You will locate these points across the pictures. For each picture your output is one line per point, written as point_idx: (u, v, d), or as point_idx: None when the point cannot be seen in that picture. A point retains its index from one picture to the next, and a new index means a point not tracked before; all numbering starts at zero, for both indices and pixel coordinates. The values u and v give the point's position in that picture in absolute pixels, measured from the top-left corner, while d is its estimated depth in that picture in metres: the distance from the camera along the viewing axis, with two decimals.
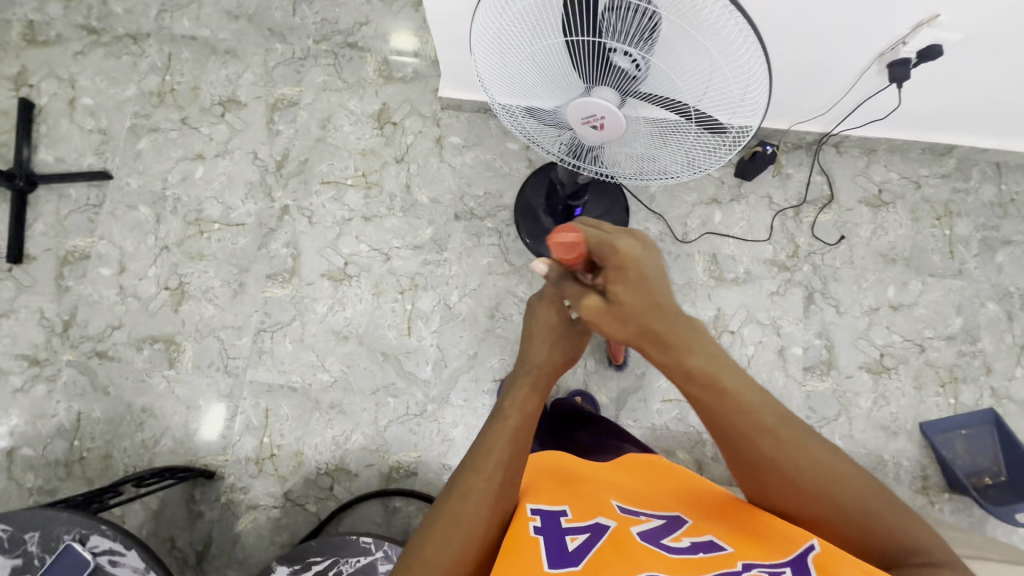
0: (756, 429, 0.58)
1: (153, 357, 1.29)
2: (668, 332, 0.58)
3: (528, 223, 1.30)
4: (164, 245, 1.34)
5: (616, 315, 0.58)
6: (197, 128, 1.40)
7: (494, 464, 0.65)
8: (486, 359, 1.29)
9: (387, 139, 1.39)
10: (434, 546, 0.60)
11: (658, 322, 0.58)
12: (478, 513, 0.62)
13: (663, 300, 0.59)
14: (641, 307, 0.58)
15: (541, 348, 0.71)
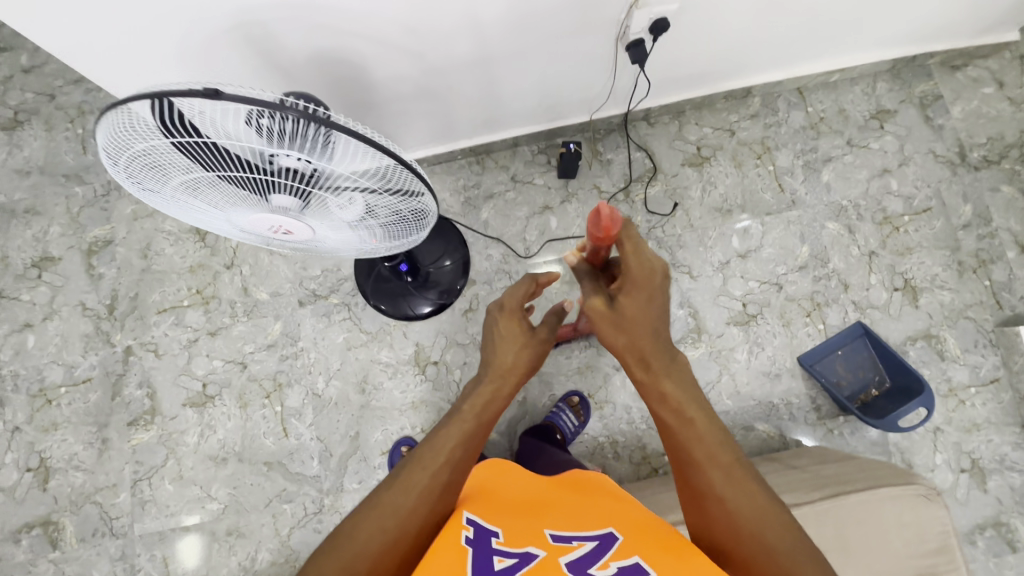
0: (703, 443, 0.60)
1: (33, 545, 1.24)
2: (651, 352, 0.68)
3: (371, 279, 1.28)
4: (15, 427, 1.29)
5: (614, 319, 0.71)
6: (18, 297, 1.35)
7: (438, 465, 0.69)
8: (369, 435, 1.26)
9: (212, 248, 1.36)
10: (368, 529, 0.62)
11: (642, 330, 0.69)
12: (415, 499, 0.66)
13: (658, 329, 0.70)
14: (627, 314, 0.70)
15: (509, 354, 0.86)
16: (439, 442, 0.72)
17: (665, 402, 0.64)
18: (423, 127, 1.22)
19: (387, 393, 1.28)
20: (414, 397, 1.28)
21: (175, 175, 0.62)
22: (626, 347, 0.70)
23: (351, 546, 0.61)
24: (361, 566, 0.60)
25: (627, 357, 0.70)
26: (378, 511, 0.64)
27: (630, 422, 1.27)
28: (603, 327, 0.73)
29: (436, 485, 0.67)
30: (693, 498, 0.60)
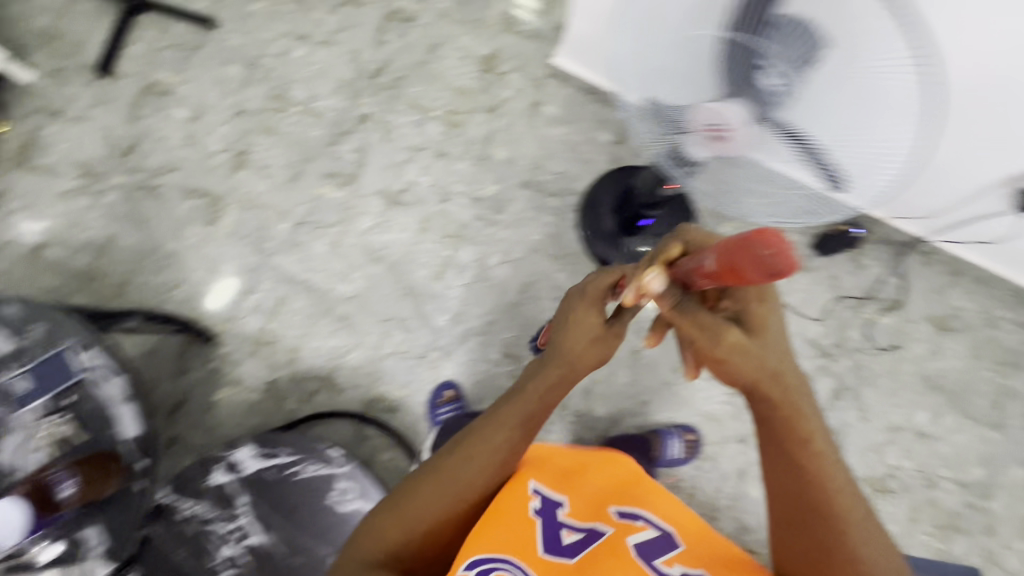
0: (844, 494, 0.57)
1: (195, 209, 1.31)
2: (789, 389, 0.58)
3: (592, 213, 1.26)
4: (241, 110, 1.35)
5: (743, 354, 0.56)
6: (312, 10, 1.39)
7: (494, 447, 0.64)
8: (501, 331, 1.27)
9: (486, 85, 1.36)
10: (422, 503, 0.63)
11: (788, 362, 0.58)
12: (465, 484, 0.64)
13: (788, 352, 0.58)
14: (770, 336, 0.57)
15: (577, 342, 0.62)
16: (478, 439, 0.64)
17: (806, 440, 0.58)
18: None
19: (539, 309, 1.28)
20: None
21: (670, 39, 0.70)
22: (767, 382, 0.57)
23: (404, 514, 0.63)
24: (416, 532, 0.63)
25: (772, 395, 0.57)
26: (430, 491, 0.63)
27: (716, 490, 1.23)
28: (743, 363, 0.56)
29: (486, 472, 0.64)
30: (817, 552, 0.58)
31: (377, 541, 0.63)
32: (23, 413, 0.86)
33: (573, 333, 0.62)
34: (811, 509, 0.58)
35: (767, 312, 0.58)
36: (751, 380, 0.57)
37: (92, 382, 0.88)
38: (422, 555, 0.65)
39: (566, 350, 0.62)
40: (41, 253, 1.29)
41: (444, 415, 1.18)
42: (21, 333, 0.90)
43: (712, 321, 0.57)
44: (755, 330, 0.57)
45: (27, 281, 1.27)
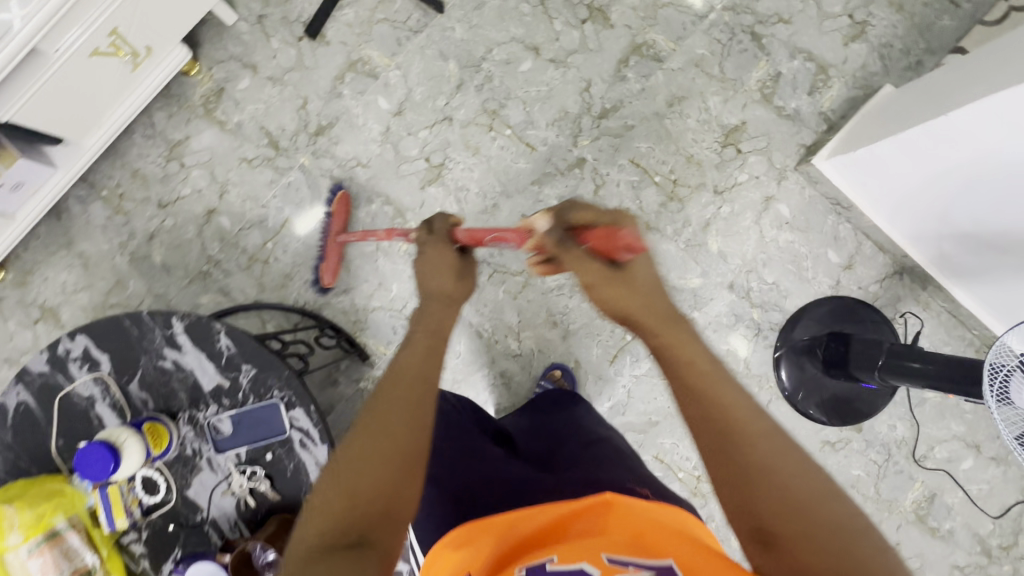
0: (740, 407, 0.52)
1: (376, 216, 1.21)
2: (660, 309, 0.61)
3: (785, 337, 1.18)
4: (448, 117, 1.21)
5: (625, 287, 0.60)
6: (552, 18, 1.21)
7: (408, 387, 0.61)
8: (661, 435, 1.20)
9: (720, 161, 1.20)
10: (365, 460, 0.54)
11: (652, 300, 0.61)
12: (392, 425, 0.57)
13: (655, 288, 0.62)
14: (636, 282, 0.61)
15: (439, 278, 0.73)
16: (392, 385, 0.61)
17: (674, 350, 0.57)
18: (992, 296, 1.05)
19: None
20: None
21: None
22: (637, 313, 0.60)
23: (345, 485, 0.53)
24: (366, 485, 0.53)
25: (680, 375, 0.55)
26: (359, 445, 0.56)
27: None
28: (613, 294, 0.61)
29: (407, 405, 0.59)
30: (762, 502, 0.46)
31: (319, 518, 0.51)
32: (222, 456, 0.83)
33: (427, 276, 0.73)
34: (721, 433, 0.51)
35: (633, 261, 0.62)
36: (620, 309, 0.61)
37: (296, 443, 0.82)
38: (385, 520, 0.52)
39: (428, 290, 0.73)
40: (211, 218, 1.22)
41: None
42: (227, 369, 0.82)
43: (592, 255, 0.62)
44: (620, 267, 0.61)
45: (195, 244, 1.22)
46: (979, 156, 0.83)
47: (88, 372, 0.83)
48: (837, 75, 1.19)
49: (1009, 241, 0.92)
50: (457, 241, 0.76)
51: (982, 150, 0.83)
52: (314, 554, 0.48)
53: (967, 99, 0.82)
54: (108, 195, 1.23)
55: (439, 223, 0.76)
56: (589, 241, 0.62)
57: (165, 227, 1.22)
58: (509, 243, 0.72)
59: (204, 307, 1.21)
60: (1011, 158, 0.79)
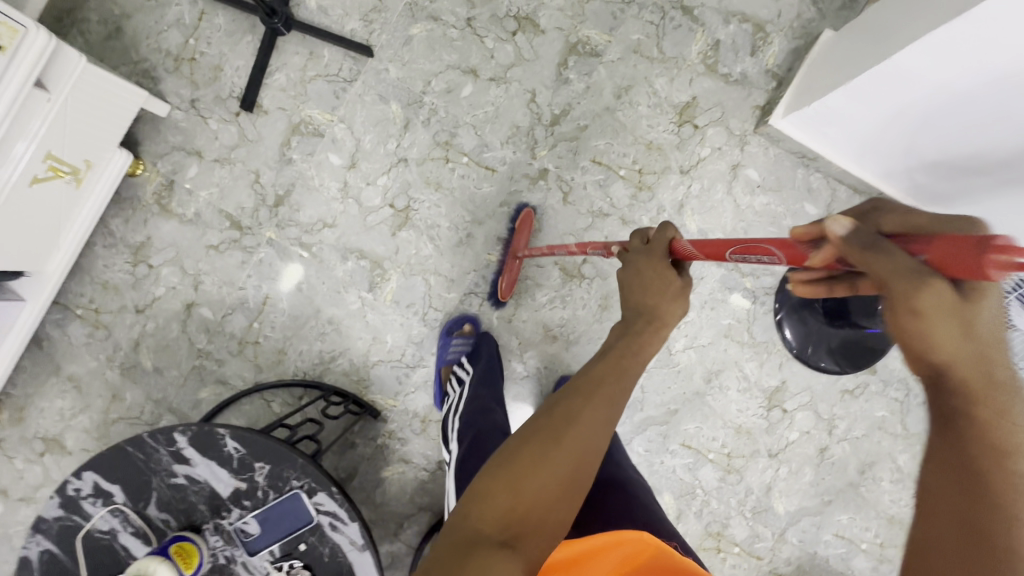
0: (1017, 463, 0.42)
1: (354, 272, 1.20)
2: (991, 361, 0.43)
3: (782, 294, 1.17)
4: (403, 158, 1.19)
5: (962, 322, 0.42)
6: (482, 36, 1.19)
7: (595, 408, 0.58)
8: (683, 422, 1.20)
9: (680, 141, 1.19)
10: (533, 467, 0.54)
11: (987, 343, 0.43)
12: (576, 438, 0.56)
13: (996, 344, 0.44)
14: (982, 326, 0.43)
15: (641, 289, 0.65)
16: (573, 399, 0.59)
17: (973, 416, 0.43)
18: None
19: (724, 400, 1.20)
20: (743, 421, 1.20)
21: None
22: (947, 364, 0.44)
23: (509, 482, 0.54)
24: (528, 492, 0.53)
25: (970, 386, 0.43)
26: (542, 442, 0.56)
27: None
28: (938, 328, 0.42)
29: (595, 432, 0.57)
30: (980, 556, 0.40)
31: (481, 514, 0.52)
32: (257, 557, 0.82)
33: (637, 286, 0.65)
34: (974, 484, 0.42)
35: (988, 297, 0.42)
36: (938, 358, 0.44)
37: (327, 527, 0.81)
38: (535, 539, 0.52)
39: (632, 303, 0.65)
40: (192, 312, 1.20)
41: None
42: (241, 471, 0.82)
43: (925, 272, 0.41)
44: (968, 298, 0.42)
45: (182, 342, 1.20)
46: (927, 93, 0.84)
47: (103, 505, 0.82)
48: (775, 30, 1.18)
49: (981, 164, 0.91)
50: (675, 252, 0.65)
51: (929, 86, 0.83)
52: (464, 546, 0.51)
53: (901, 41, 0.82)
54: (83, 313, 1.21)
55: (656, 233, 0.67)
56: (928, 252, 0.41)
57: (148, 331, 1.21)
58: (759, 256, 0.57)
59: (206, 401, 1.20)
60: (961, 88, 0.80)
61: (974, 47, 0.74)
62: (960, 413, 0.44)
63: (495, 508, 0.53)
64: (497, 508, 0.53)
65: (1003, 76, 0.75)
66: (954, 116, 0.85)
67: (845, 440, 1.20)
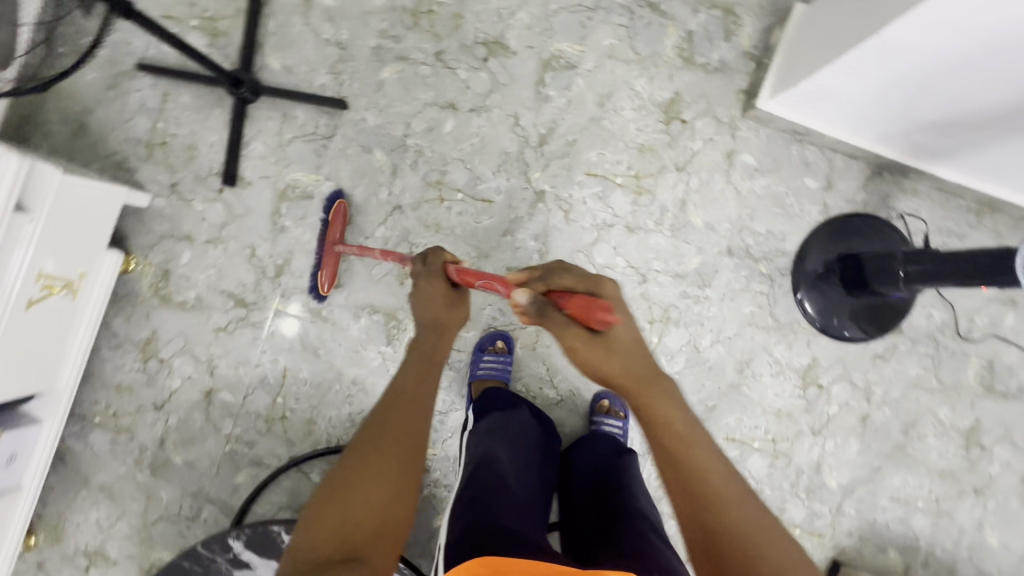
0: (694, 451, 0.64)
1: (369, 328, 1.17)
2: (641, 369, 0.67)
3: (798, 270, 1.18)
4: (397, 205, 1.17)
5: (608, 349, 0.66)
6: (454, 68, 1.17)
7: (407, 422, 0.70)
8: (723, 416, 1.20)
9: (671, 139, 1.18)
10: (360, 487, 0.63)
11: (631, 361, 0.67)
12: (393, 453, 0.66)
13: (636, 352, 0.68)
14: (622, 351, 0.66)
15: (421, 309, 0.81)
16: (387, 416, 0.70)
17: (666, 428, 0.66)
18: (976, 165, 1.06)
19: (760, 386, 1.20)
20: (782, 405, 1.20)
21: None
22: (621, 377, 0.67)
23: (339, 503, 0.62)
24: (358, 508, 0.61)
25: (629, 387, 0.67)
26: (364, 461, 0.65)
27: (954, 544, 1.21)
28: (597, 358, 0.66)
29: (411, 437, 0.69)
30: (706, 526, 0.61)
31: (315, 535, 0.59)
32: None
33: (422, 308, 0.80)
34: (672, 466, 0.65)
35: (616, 326, 0.66)
36: (601, 372, 0.67)
37: None
38: (376, 542, 0.60)
39: (422, 320, 0.81)
40: (212, 399, 1.18)
41: (611, 429, 1.13)
42: None
43: (569, 321, 0.66)
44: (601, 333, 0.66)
45: (208, 430, 1.18)
46: (907, 65, 0.85)
47: None
48: (745, 12, 1.17)
49: (979, 118, 0.91)
50: (450, 279, 0.81)
51: (910, 60, 0.84)
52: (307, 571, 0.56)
53: (874, 22, 0.83)
54: (101, 420, 1.18)
55: (433, 257, 0.82)
56: (569, 306, 0.67)
57: (171, 426, 1.18)
58: (496, 291, 0.76)
59: (243, 485, 1.18)
60: (941, 57, 0.81)
61: (945, 24, 0.75)
62: (648, 418, 0.67)
63: (326, 530, 0.60)
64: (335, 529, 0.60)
65: (979, 43, 0.76)
66: (939, 81, 0.86)
67: (884, 404, 1.21)
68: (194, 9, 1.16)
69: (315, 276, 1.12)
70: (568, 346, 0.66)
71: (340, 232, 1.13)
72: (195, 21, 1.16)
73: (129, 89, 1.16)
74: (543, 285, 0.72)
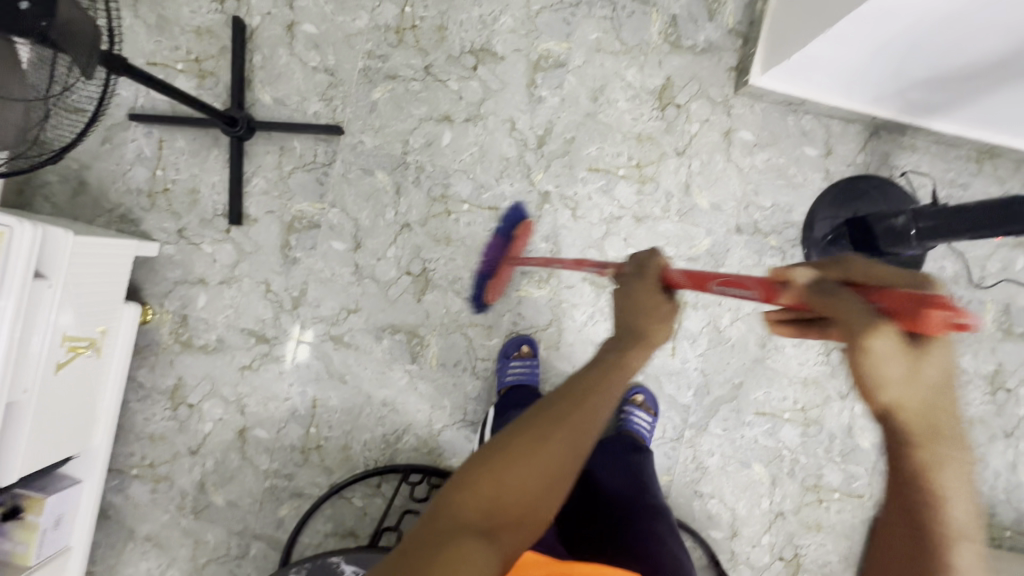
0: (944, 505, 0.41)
1: (393, 348, 1.18)
2: (932, 412, 0.43)
3: (807, 239, 1.18)
4: (405, 224, 1.17)
5: (909, 366, 0.43)
6: (444, 80, 1.17)
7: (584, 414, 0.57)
8: (751, 391, 1.21)
9: (668, 124, 1.18)
10: (518, 461, 0.54)
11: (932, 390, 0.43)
12: (561, 441, 0.55)
13: (944, 394, 0.43)
14: (931, 376, 0.43)
15: (645, 292, 0.66)
16: (564, 400, 0.59)
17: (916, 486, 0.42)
18: (973, 116, 1.06)
19: (784, 358, 1.21)
20: (808, 373, 1.21)
21: None
22: (908, 417, 0.43)
23: (493, 477, 0.54)
24: (512, 487, 0.53)
25: (913, 434, 0.42)
26: (530, 439, 0.55)
27: (991, 488, 1.23)
28: (882, 367, 0.43)
29: (584, 433, 0.57)
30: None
31: (469, 500, 0.52)
32: None
33: (635, 302, 0.66)
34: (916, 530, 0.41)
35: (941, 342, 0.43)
36: (885, 399, 0.43)
37: None
38: (514, 529, 0.53)
39: (623, 321, 0.67)
40: (246, 437, 1.18)
41: (640, 421, 1.14)
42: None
43: (875, 315, 0.43)
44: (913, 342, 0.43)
45: (246, 468, 1.18)
46: (886, 34, 0.88)
47: None
48: None
49: (971, 71, 0.92)
50: (670, 282, 0.68)
51: (891, 27, 0.86)
52: (451, 532, 0.50)
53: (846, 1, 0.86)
54: (139, 471, 1.18)
55: (650, 259, 0.69)
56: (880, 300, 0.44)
57: (209, 469, 1.18)
58: (738, 291, 0.60)
59: (288, 518, 1.18)
60: (919, 22, 0.83)
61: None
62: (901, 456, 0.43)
63: (478, 496, 0.53)
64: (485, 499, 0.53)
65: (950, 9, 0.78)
66: (919, 45, 0.88)
67: None
68: (179, 52, 1.16)
69: (480, 288, 1.18)
70: (861, 344, 0.43)
71: (522, 248, 1.18)
72: (181, 65, 1.15)
73: (123, 140, 1.16)
74: (843, 273, 0.48)
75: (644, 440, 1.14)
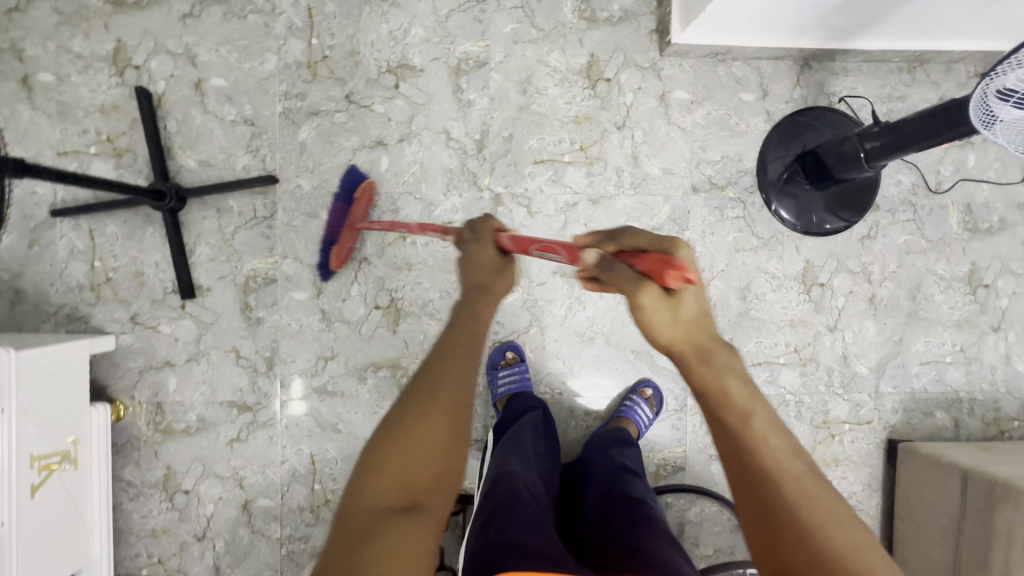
0: (740, 408, 0.54)
1: (380, 386, 1.15)
2: (705, 341, 0.58)
3: (763, 178, 1.17)
4: (363, 258, 1.14)
5: (671, 311, 0.57)
6: (368, 105, 1.14)
7: (457, 374, 0.62)
8: (743, 345, 1.21)
9: (602, 101, 1.16)
10: (412, 438, 0.58)
11: (691, 327, 0.58)
12: (439, 407, 0.60)
13: (706, 323, 0.59)
14: (685, 313, 0.58)
15: (481, 262, 0.73)
16: (434, 367, 0.63)
17: (722, 398, 0.55)
18: (896, 27, 1.06)
19: (767, 305, 1.21)
20: (794, 315, 1.21)
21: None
22: (689, 346, 0.57)
23: (396, 456, 0.57)
24: (416, 460, 0.58)
25: (688, 355, 0.57)
26: (415, 408, 0.60)
27: (992, 383, 1.24)
28: (658, 317, 0.57)
29: (461, 388, 0.62)
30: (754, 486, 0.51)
31: (379, 485, 0.56)
32: None
33: (471, 266, 0.73)
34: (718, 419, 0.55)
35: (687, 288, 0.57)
36: (665, 339, 0.58)
37: None
38: (435, 490, 0.58)
39: (467, 283, 0.73)
40: (251, 509, 1.14)
41: (642, 413, 1.13)
42: None
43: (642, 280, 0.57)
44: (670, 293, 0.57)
45: (258, 541, 1.15)
46: None
47: None
48: None
49: None
50: (503, 248, 0.74)
51: None
52: (370, 522, 0.54)
53: None
54: (150, 570, 1.14)
55: (482, 223, 0.75)
56: (641, 264, 0.58)
57: (221, 551, 1.14)
58: (552, 255, 0.67)
59: None
60: None
61: None
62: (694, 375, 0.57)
63: (385, 481, 0.57)
64: (397, 481, 0.57)
65: None
66: None
67: (886, 279, 1.23)
68: (87, 136, 1.10)
69: (325, 255, 1.09)
70: (636, 303, 0.56)
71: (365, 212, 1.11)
72: (93, 148, 1.10)
73: (51, 238, 1.10)
74: (616, 245, 0.62)
75: (640, 431, 1.13)
